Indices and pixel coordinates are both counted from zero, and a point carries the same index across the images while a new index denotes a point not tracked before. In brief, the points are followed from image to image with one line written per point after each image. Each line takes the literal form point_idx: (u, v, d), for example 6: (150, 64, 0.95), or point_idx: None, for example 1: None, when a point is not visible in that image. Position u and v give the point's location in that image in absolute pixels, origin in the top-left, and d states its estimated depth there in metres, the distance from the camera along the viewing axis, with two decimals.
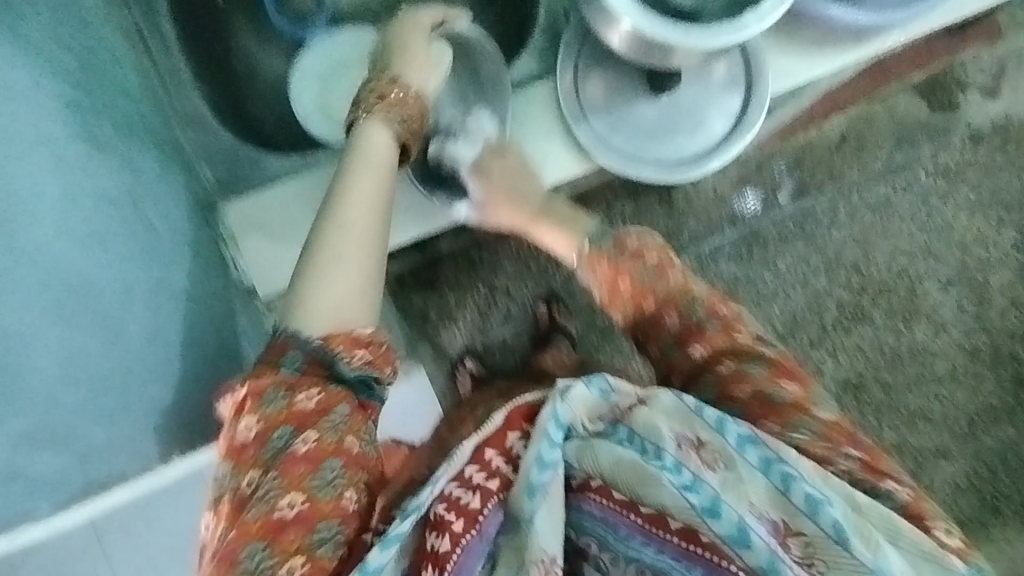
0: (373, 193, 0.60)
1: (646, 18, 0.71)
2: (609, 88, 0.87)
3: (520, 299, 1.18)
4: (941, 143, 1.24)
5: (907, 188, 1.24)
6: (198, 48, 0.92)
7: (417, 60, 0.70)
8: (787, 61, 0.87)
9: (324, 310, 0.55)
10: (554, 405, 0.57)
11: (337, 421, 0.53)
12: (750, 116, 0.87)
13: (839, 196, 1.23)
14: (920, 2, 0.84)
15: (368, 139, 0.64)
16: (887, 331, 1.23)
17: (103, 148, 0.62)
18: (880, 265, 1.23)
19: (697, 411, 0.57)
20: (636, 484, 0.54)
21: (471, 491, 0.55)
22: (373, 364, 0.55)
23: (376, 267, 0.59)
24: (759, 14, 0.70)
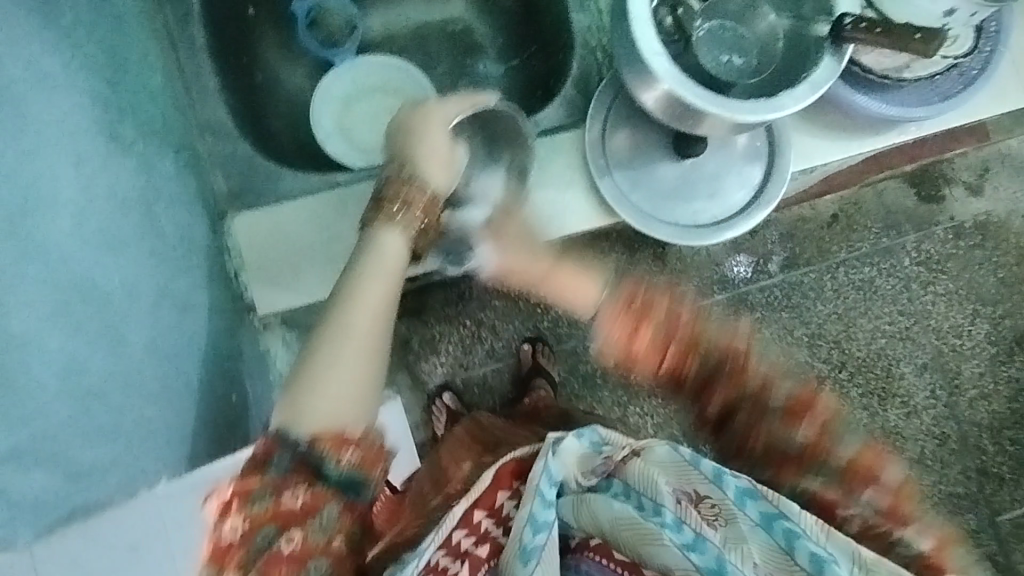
0: (381, 298, 0.60)
1: (683, 85, 0.71)
2: (634, 145, 0.88)
3: (505, 336, 1.16)
4: (924, 233, 1.28)
5: (891, 272, 1.27)
6: (226, 56, 0.91)
7: (434, 158, 0.68)
8: (811, 141, 0.89)
9: (315, 407, 0.54)
10: (546, 460, 0.54)
11: (324, 523, 0.51)
12: (771, 188, 0.88)
13: (826, 271, 1.26)
14: (941, 101, 0.86)
15: (380, 245, 0.64)
16: (862, 409, 1.25)
17: (122, 144, 0.59)
18: (861, 345, 1.26)
19: (694, 462, 0.53)
20: (636, 543, 0.52)
21: (460, 560, 0.54)
22: (361, 464, 0.53)
23: (373, 373, 0.58)
24: (795, 95, 0.71)
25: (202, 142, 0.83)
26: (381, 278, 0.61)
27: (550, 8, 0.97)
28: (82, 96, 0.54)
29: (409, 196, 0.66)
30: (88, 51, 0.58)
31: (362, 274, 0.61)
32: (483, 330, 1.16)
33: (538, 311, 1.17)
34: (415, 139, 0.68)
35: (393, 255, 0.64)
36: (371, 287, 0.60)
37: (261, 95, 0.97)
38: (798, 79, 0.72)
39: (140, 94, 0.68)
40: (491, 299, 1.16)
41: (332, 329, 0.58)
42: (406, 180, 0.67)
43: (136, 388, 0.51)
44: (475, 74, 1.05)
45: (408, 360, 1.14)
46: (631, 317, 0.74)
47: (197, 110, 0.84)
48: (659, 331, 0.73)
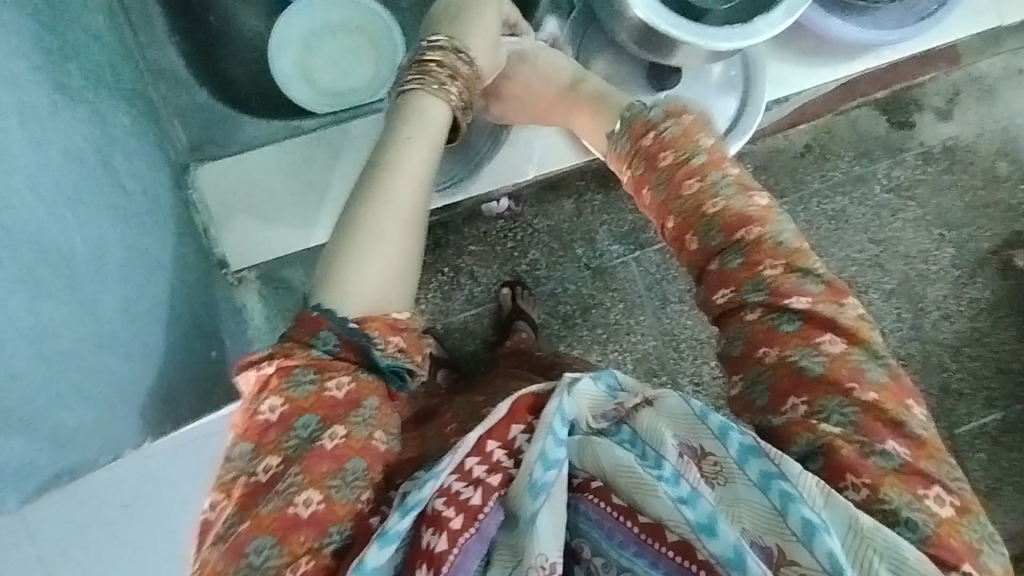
0: (422, 168, 0.61)
1: (657, 11, 0.69)
2: (607, 78, 0.85)
3: (484, 281, 1.16)
4: (893, 159, 1.30)
5: (862, 200, 1.29)
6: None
7: (485, 38, 0.68)
8: (785, 70, 0.87)
9: (362, 276, 0.55)
10: (561, 398, 0.51)
11: (366, 417, 0.49)
12: (745, 118, 0.86)
13: (798, 203, 1.27)
14: (915, 24, 0.85)
15: (424, 112, 0.62)
16: None
17: (71, 95, 0.56)
18: (832, 272, 1.29)
19: (703, 416, 0.49)
20: (631, 492, 0.48)
21: (473, 486, 0.48)
22: (405, 352, 0.53)
23: (414, 253, 0.58)
24: (770, 20, 0.69)
25: (158, 91, 0.80)
26: (424, 153, 0.61)
27: None
28: (29, 45, 0.51)
29: (449, 70, 0.65)
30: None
31: (401, 153, 0.60)
32: (461, 277, 1.16)
33: (515, 254, 1.17)
34: (467, 17, 0.69)
35: (438, 125, 0.63)
36: (410, 168, 0.60)
37: (217, 38, 0.92)
38: (775, 3, 0.71)
39: (86, 41, 0.64)
40: (468, 244, 1.15)
41: (377, 208, 0.58)
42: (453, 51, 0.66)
43: (111, 349, 0.50)
44: None
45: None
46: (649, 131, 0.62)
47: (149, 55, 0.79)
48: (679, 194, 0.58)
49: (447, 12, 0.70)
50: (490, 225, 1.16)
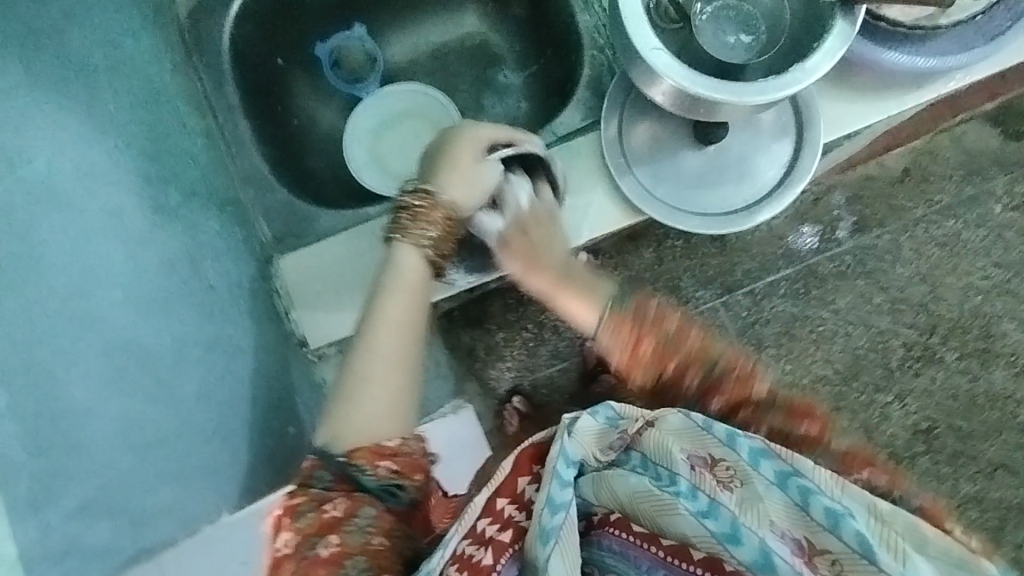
0: (403, 312, 0.67)
1: (689, 77, 0.69)
2: (654, 138, 0.86)
3: (568, 336, 1.22)
4: (1016, 174, 1.27)
5: (978, 223, 1.26)
6: (260, 108, 0.98)
7: (457, 173, 0.71)
8: (840, 105, 0.84)
9: (352, 427, 0.61)
10: (562, 442, 0.62)
11: (362, 524, 0.58)
12: (804, 161, 0.84)
13: (902, 232, 1.26)
14: (983, 45, 0.79)
15: (398, 262, 0.69)
16: (960, 374, 1.23)
17: (168, 213, 0.67)
18: (952, 306, 1.25)
19: (706, 428, 0.59)
20: (654, 513, 0.59)
21: (483, 548, 0.60)
22: (399, 473, 0.60)
23: (405, 386, 0.64)
24: (807, 67, 0.68)
25: (244, 194, 0.90)
26: (400, 298, 0.67)
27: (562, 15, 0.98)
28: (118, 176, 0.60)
29: (421, 217, 0.70)
30: (128, 135, 0.65)
31: (383, 300, 0.67)
32: (545, 332, 1.22)
33: None
34: (444, 161, 0.72)
35: (411, 271, 0.69)
36: (392, 311, 0.66)
37: (295, 138, 1.03)
38: (811, 49, 0.69)
39: (181, 166, 0.75)
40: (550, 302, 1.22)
41: (362, 353, 0.64)
42: (425, 194, 0.70)
43: (190, 435, 0.56)
44: (498, 84, 1.12)
45: (474, 367, 1.20)
46: (635, 331, 0.68)
47: (238, 163, 0.91)
48: (661, 343, 0.69)
49: (431, 159, 0.73)
50: None
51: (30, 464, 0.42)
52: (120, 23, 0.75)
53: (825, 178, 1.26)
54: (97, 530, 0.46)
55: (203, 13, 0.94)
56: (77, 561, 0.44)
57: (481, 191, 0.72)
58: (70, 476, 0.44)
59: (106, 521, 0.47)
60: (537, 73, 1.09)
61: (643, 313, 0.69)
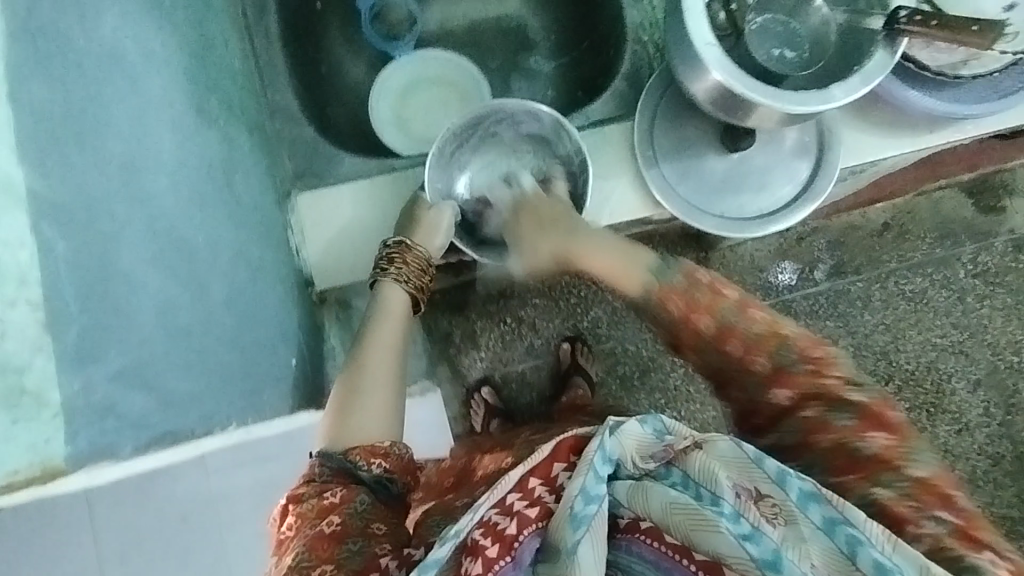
0: (391, 336, 0.78)
1: (736, 75, 0.72)
2: (683, 137, 0.88)
3: (545, 333, 1.23)
4: (981, 244, 1.35)
5: (945, 283, 1.34)
6: (295, 46, 0.97)
7: (421, 226, 0.82)
8: (859, 137, 0.89)
9: (352, 431, 0.70)
10: (601, 438, 0.62)
11: (360, 510, 0.63)
12: (820, 182, 0.87)
13: (875, 281, 1.34)
14: (995, 100, 0.84)
15: (385, 298, 0.81)
16: (908, 425, 1.32)
17: (208, 118, 0.66)
18: (909, 358, 1.33)
19: (757, 462, 0.58)
20: (687, 527, 0.59)
21: (509, 518, 0.62)
22: (390, 471, 0.68)
23: (397, 398, 0.74)
24: (847, 86, 0.71)
25: (271, 125, 0.88)
26: (394, 324, 0.79)
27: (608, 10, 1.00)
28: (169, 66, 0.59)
29: (400, 262, 0.81)
30: (182, 35, 0.65)
31: (373, 328, 0.79)
32: (523, 328, 1.23)
33: (578, 310, 1.24)
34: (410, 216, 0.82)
35: (399, 305, 0.81)
36: (382, 337, 0.78)
37: (323, 84, 1.03)
38: (852, 70, 0.73)
39: (223, 79, 0.74)
40: (533, 296, 1.23)
41: (356, 371, 0.75)
42: (399, 244, 0.81)
43: (207, 334, 0.55)
44: (527, 69, 1.13)
45: (448, 352, 1.21)
46: (686, 298, 0.66)
47: (269, 93, 0.90)
48: (722, 317, 0.65)
49: (406, 212, 0.83)
50: (554, 280, 1.23)
51: (81, 318, 0.42)
52: None
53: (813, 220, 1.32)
54: (131, 400, 0.46)
55: None
56: (113, 423, 0.44)
57: (442, 236, 0.83)
58: (110, 339, 0.45)
59: (137, 393, 0.47)
60: (570, 65, 1.11)
61: (693, 282, 0.67)
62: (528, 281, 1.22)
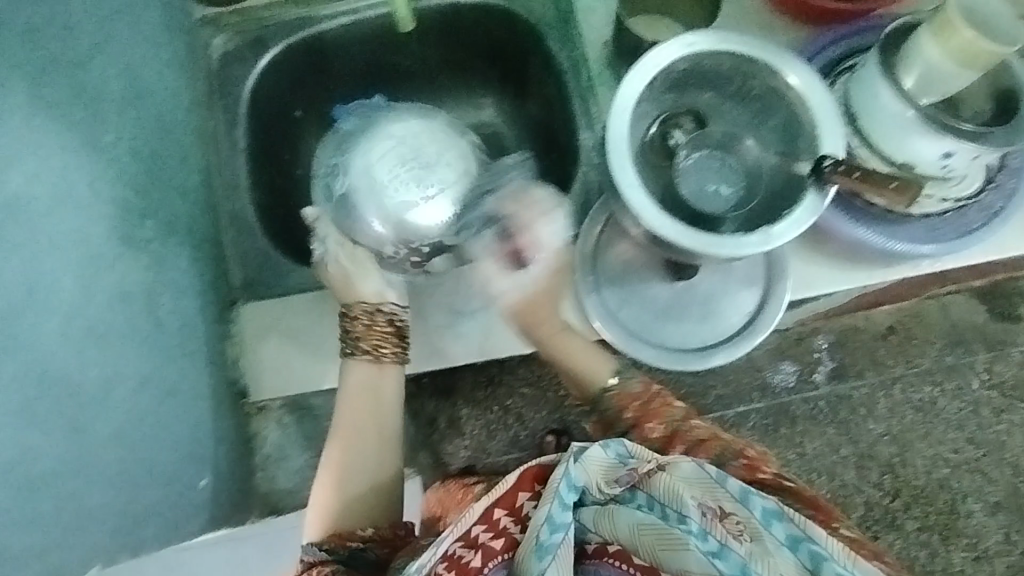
0: (366, 416, 0.81)
1: (662, 220, 0.71)
2: (628, 263, 0.88)
3: (531, 425, 1.19)
4: (995, 352, 1.28)
5: (957, 394, 1.27)
6: (264, 153, 1.01)
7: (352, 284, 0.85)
8: (811, 268, 0.87)
9: (335, 518, 0.74)
10: (566, 466, 0.61)
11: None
12: (766, 315, 0.85)
13: (880, 386, 1.27)
14: (951, 240, 0.82)
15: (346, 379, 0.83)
16: (919, 547, 1.24)
17: (138, 246, 0.69)
18: (918, 474, 1.25)
19: (719, 481, 0.59)
20: (657, 547, 0.59)
21: (473, 550, 0.62)
22: (379, 541, 0.72)
23: (381, 464, 0.79)
24: (767, 234, 0.70)
25: (227, 236, 0.93)
26: (374, 399, 0.82)
27: (566, 128, 1.02)
28: (86, 205, 0.62)
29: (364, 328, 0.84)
30: (120, 168, 0.69)
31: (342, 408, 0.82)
32: (509, 418, 1.19)
33: (566, 404, 1.20)
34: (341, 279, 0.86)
35: (364, 386, 0.83)
36: (357, 412, 0.81)
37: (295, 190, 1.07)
38: (779, 217, 0.72)
39: (168, 203, 0.78)
40: (521, 386, 1.19)
41: (334, 448, 0.80)
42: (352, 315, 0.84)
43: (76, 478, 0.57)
44: None
45: (430, 439, 1.17)
46: (642, 406, 0.74)
47: (229, 203, 0.94)
48: (670, 425, 0.71)
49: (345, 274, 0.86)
50: (544, 370, 1.20)
51: None
52: (148, 65, 0.79)
53: (811, 320, 1.26)
54: None
55: (234, 61, 0.99)
56: None
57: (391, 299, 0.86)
58: None
59: None
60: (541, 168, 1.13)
61: (654, 395, 0.75)
62: (518, 370, 1.19)
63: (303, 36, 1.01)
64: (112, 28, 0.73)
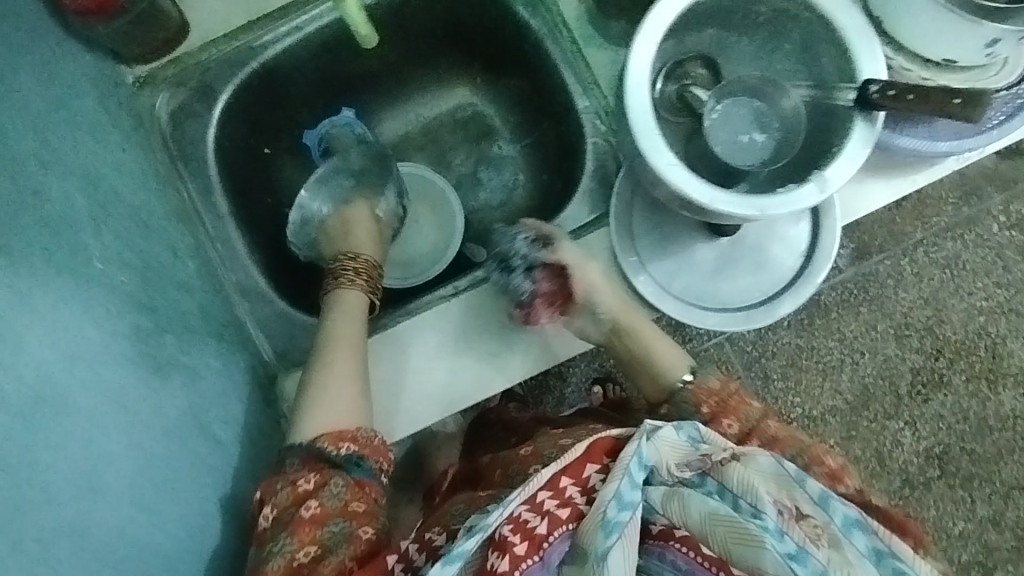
0: (355, 335, 0.79)
1: (709, 192, 0.65)
2: (667, 231, 0.83)
3: (573, 379, 1.16)
4: (1010, 192, 1.26)
5: (978, 243, 1.26)
6: (246, 205, 0.93)
7: (362, 235, 0.92)
8: (853, 188, 0.81)
9: (318, 420, 0.73)
10: (641, 442, 0.60)
11: (336, 491, 0.68)
12: (823, 244, 0.81)
13: (903, 255, 1.26)
14: (995, 128, 0.78)
15: (336, 302, 0.84)
16: (968, 397, 1.25)
17: (159, 366, 0.65)
18: (957, 328, 1.26)
19: (799, 481, 0.58)
20: (729, 540, 0.56)
21: (540, 517, 0.59)
22: (363, 454, 0.70)
23: (360, 383, 0.75)
24: (821, 181, 0.65)
25: (241, 307, 0.86)
26: (356, 316, 0.82)
27: (556, 93, 0.94)
28: (95, 350, 0.58)
29: (350, 271, 0.87)
30: (119, 292, 0.63)
31: (329, 327, 0.80)
32: (550, 378, 1.16)
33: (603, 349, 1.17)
34: (344, 227, 0.93)
35: (353, 304, 0.83)
36: (346, 332, 0.79)
37: (290, 232, 0.99)
38: (826, 158, 0.66)
39: (176, 309, 0.72)
40: None
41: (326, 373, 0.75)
42: (351, 256, 0.89)
43: None
44: (493, 158, 1.08)
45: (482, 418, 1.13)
46: (719, 401, 0.75)
47: (223, 269, 0.87)
48: (746, 423, 0.72)
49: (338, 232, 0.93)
50: None
51: None
52: (101, 159, 0.72)
53: None
54: None
55: (183, 116, 0.89)
56: None
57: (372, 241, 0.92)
58: None
59: None
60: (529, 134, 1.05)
61: (726, 390, 0.76)
62: None
63: (251, 71, 0.91)
64: (54, 137, 0.65)
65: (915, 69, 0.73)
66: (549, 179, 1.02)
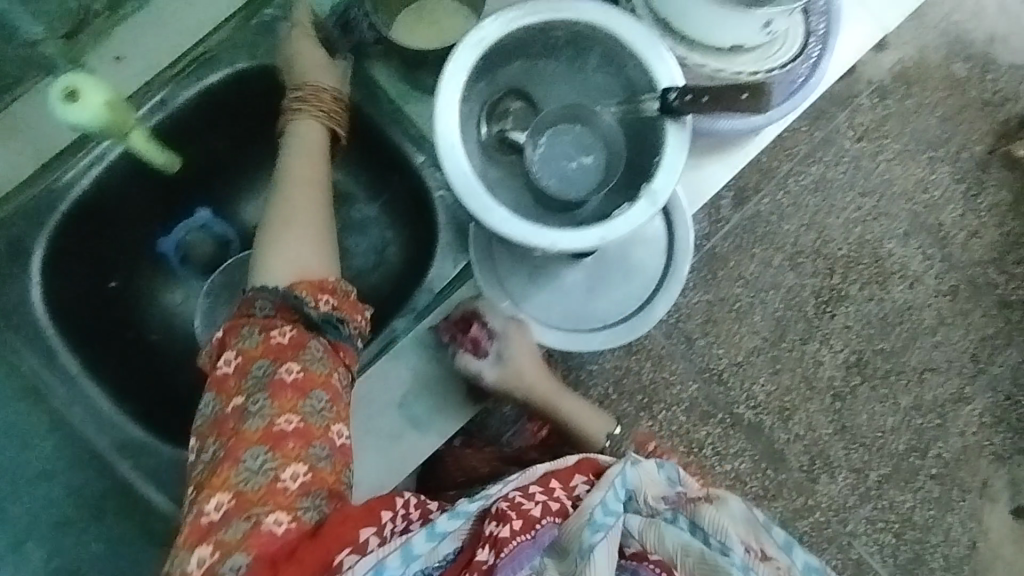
0: (308, 173, 0.82)
1: (551, 235, 0.65)
2: (533, 264, 0.83)
3: None
4: (850, 108, 1.34)
5: (838, 160, 1.33)
6: (100, 351, 0.87)
7: (314, 63, 0.85)
8: (693, 176, 0.81)
9: (283, 262, 0.75)
10: (626, 467, 0.65)
11: (319, 406, 0.66)
12: (680, 235, 0.84)
13: (777, 190, 1.31)
14: (799, 91, 0.80)
15: (298, 139, 0.84)
16: (869, 302, 1.32)
17: None
18: (840, 243, 1.32)
19: (764, 526, 0.64)
20: (698, 570, 0.62)
21: (534, 502, 0.62)
22: (339, 308, 0.72)
23: (327, 233, 0.80)
24: (651, 196, 0.66)
25: (122, 465, 0.81)
26: (311, 158, 0.83)
27: (392, 151, 0.91)
28: None
29: (313, 102, 0.85)
30: None
31: (289, 183, 0.81)
32: None
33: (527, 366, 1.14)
34: (296, 58, 0.85)
35: (314, 146, 0.84)
36: (299, 170, 0.82)
37: (160, 360, 0.94)
38: (651, 168, 0.68)
39: None
40: None
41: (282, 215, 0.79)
42: (303, 96, 0.85)
43: None
44: (354, 222, 1.03)
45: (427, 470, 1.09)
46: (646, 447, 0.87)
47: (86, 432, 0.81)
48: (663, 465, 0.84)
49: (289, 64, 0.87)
50: None
51: None
52: None
53: None
54: None
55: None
56: None
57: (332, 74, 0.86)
58: None
59: None
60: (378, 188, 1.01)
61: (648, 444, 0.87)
62: None
63: (64, 210, 0.84)
64: None
65: (707, 60, 0.76)
66: (411, 227, 0.98)
